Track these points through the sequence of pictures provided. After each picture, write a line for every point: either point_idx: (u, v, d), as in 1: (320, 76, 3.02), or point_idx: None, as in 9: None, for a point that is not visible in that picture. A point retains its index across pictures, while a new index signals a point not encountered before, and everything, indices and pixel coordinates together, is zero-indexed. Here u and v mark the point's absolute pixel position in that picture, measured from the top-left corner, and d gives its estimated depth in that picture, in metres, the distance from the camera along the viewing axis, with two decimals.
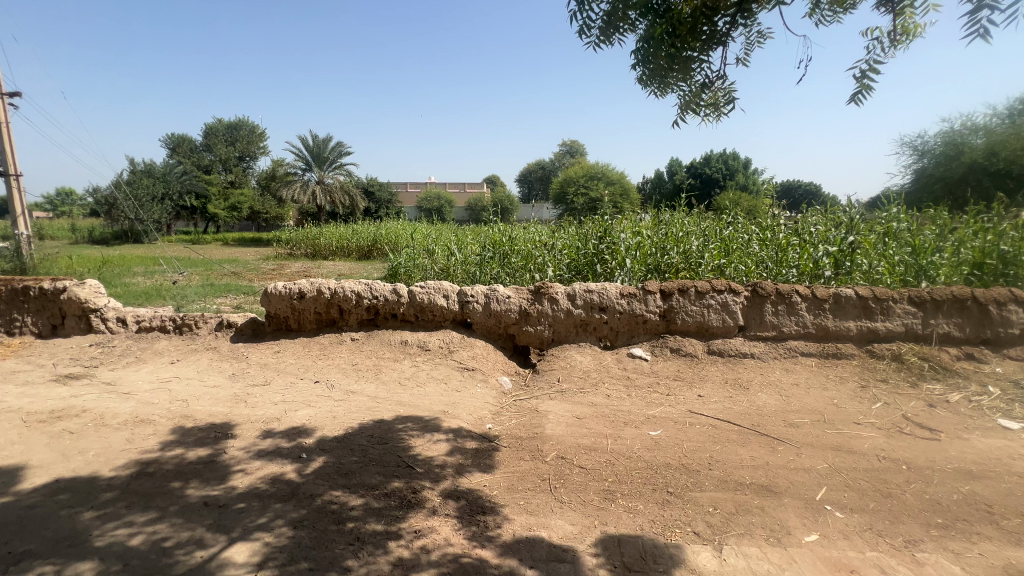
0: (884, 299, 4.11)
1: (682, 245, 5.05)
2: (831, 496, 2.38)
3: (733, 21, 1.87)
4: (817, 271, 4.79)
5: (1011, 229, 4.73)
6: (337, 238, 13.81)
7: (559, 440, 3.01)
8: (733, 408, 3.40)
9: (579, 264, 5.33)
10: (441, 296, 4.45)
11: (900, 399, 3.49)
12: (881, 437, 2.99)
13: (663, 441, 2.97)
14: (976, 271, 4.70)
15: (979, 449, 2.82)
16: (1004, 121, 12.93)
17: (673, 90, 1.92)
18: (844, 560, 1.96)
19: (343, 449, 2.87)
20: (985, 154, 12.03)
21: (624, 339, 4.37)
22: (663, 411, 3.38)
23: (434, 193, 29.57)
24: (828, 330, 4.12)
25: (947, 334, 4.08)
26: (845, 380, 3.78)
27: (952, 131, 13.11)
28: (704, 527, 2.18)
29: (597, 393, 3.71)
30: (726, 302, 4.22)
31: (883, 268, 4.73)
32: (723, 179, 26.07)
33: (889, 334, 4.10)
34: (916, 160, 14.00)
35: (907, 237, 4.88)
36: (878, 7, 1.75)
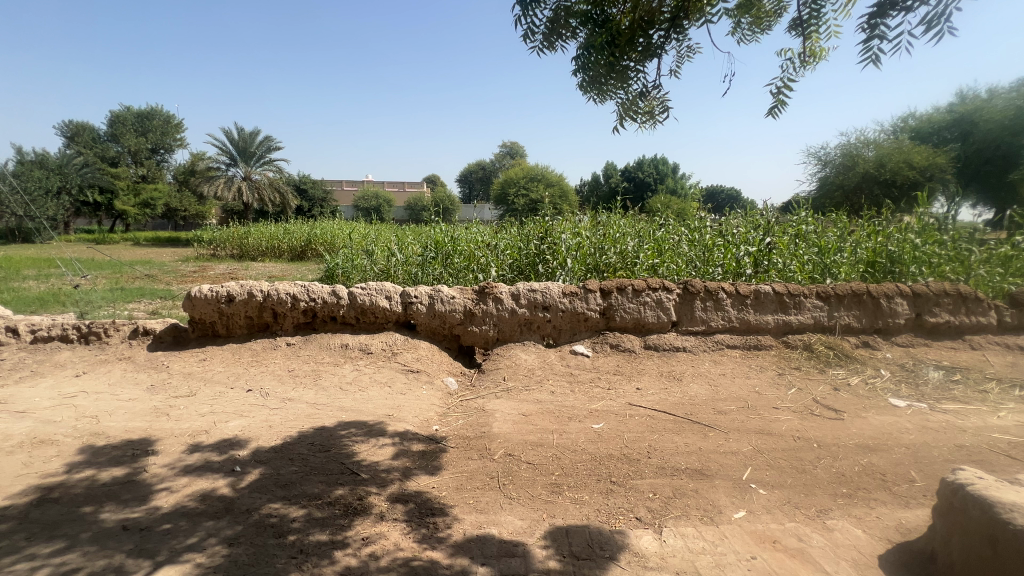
0: (797, 295, 4.54)
1: (619, 245, 5.29)
2: (755, 476, 2.60)
3: (666, 35, 2.00)
4: (739, 270, 5.20)
5: (896, 232, 5.40)
6: (268, 238, 13.03)
7: (506, 438, 3.05)
8: (668, 399, 3.61)
9: (521, 264, 5.42)
10: (383, 297, 4.35)
11: (811, 384, 3.88)
12: (796, 419, 3.31)
13: (605, 433, 3.10)
14: (870, 269, 5.31)
15: (875, 425, 3.21)
16: (889, 136, 14.72)
17: (611, 98, 2.01)
18: (768, 531, 2.14)
19: (281, 459, 2.74)
20: (875, 165, 13.63)
21: (567, 337, 4.50)
22: (604, 405, 3.52)
23: (372, 192, 28.62)
24: (750, 324, 4.48)
25: (848, 325, 4.57)
26: (764, 369, 4.14)
27: (849, 144, 14.70)
28: (645, 512, 2.30)
29: (542, 390, 3.80)
30: (660, 299, 4.48)
31: (796, 266, 5.21)
32: (655, 182, 27.44)
33: (801, 326, 4.53)
34: (820, 169, 15.54)
35: (814, 239, 5.43)
36: (790, 29, 1.93)
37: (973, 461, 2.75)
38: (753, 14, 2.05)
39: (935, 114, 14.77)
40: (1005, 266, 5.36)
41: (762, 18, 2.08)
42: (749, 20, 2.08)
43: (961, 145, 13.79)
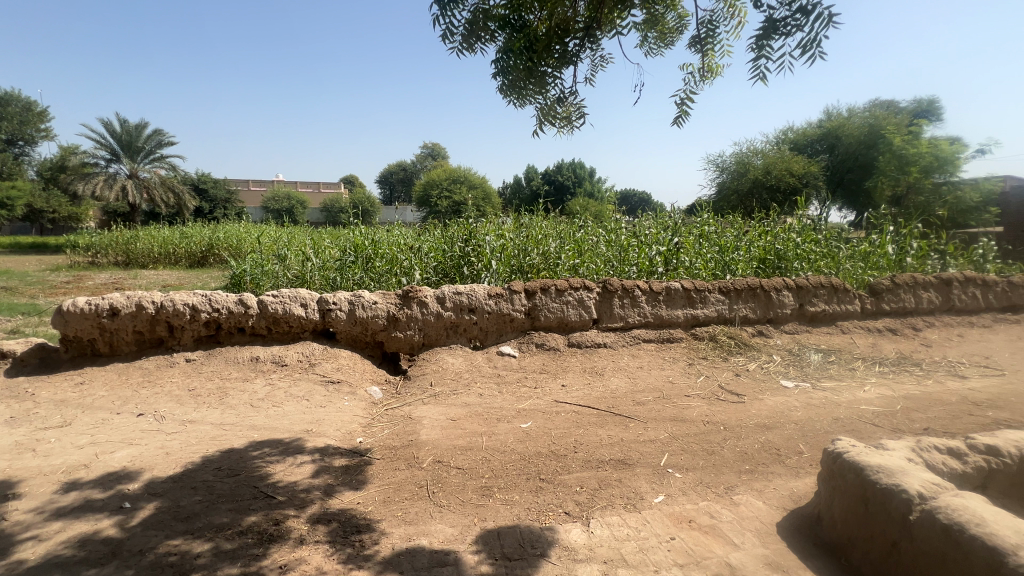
0: (702, 290, 4.94)
1: (542, 246, 5.42)
2: (672, 461, 2.78)
3: (580, 45, 2.08)
4: (652, 268, 5.56)
5: (782, 232, 6.07)
6: (160, 243, 11.67)
7: (434, 445, 2.99)
8: (592, 394, 3.75)
9: (446, 267, 5.36)
10: (298, 305, 4.07)
11: (716, 371, 4.24)
12: (705, 404, 3.59)
13: (533, 431, 3.15)
14: (762, 265, 5.92)
15: (770, 405, 3.58)
16: (773, 146, 16.50)
17: (530, 103, 2.06)
18: (684, 512, 2.30)
19: (181, 489, 2.45)
20: (762, 172, 15.26)
21: (493, 338, 4.52)
22: (532, 404, 3.58)
23: (283, 192, 26.75)
24: (663, 319, 4.80)
25: (746, 316, 5.06)
26: (677, 360, 4.46)
27: (741, 153, 16.31)
28: (573, 505, 2.37)
29: (470, 393, 3.77)
30: (582, 298, 4.66)
31: (701, 265, 5.67)
32: (574, 186, 28.47)
33: (707, 318, 4.94)
34: (718, 175, 17.07)
35: (715, 239, 5.95)
36: (691, 45, 2.10)
37: (847, 431, 3.16)
38: (658, 29, 2.20)
39: (808, 128, 16.86)
40: (865, 261, 6.25)
41: (666, 34, 2.24)
42: (655, 35, 2.23)
43: (829, 156, 15.87)
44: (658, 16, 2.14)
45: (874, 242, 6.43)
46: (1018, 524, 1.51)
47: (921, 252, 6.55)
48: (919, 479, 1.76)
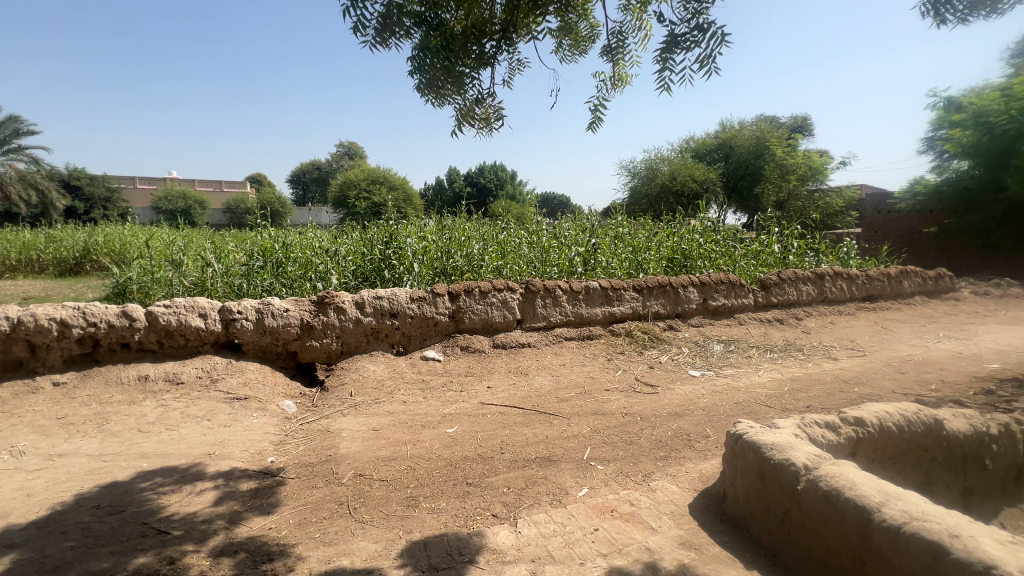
0: (618, 288, 5.21)
1: (465, 248, 5.38)
2: (594, 454, 2.88)
3: (497, 48, 2.09)
4: (572, 268, 5.76)
5: (687, 234, 6.59)
6: (18, 248, 9.95)
7: (355, 458, 2.84)
8: (517, 394, 3.79)
9: (365, 271, 5.13)
10: (196, 315, 3.67)
11: (632, 365, 4.48)
12: (623, 397, 3.77)
13: (459, 436, 3.11)
14: (670, 264, 6.37)
15: (680, 394, 3.85)
16: (677, 154, 17.79)
17: (449, 103, 2.02)
18: (606, 502, 2.39)
19: (46, 536, 2.09)
20: (669, 178, 16.45)
21: (416, 343, 4.41)
22: (458, 408, 3.53)
23: (176, 190, 24.08)
24: (583, 317, 4.99)
25: (658, 312, 5.41)
26: (597, 356, 4.64)
27: (650, 160, 17.45)
28: (501, 507, 2.37)
29: (393, 401, 3.63)
30: (505, 299, 4.69)
31: (617, 264, 5.97)
32: (496, 188, 28.73)
33: (623, 315, 5.20)
34: (630, 180, 18.11)
35: (628, 240, 6.31)
36: (602, 54, 2.19)
37: (745, 413, 3.49)
38: (572, 37, 2.28)
39: (707, 138, 18.46)
40: (756, 259, 6.96)
41: (579, 43, 2.33)
42: (570, 42, 2.30)
43: (724, 164, 17.50)
44: (572, 25, 2.21)
45: (763, 242, 7.22)
46: (882, 484, 1.75)
47: (799, 250, 7.44)
48: (805, 452, 1.97)
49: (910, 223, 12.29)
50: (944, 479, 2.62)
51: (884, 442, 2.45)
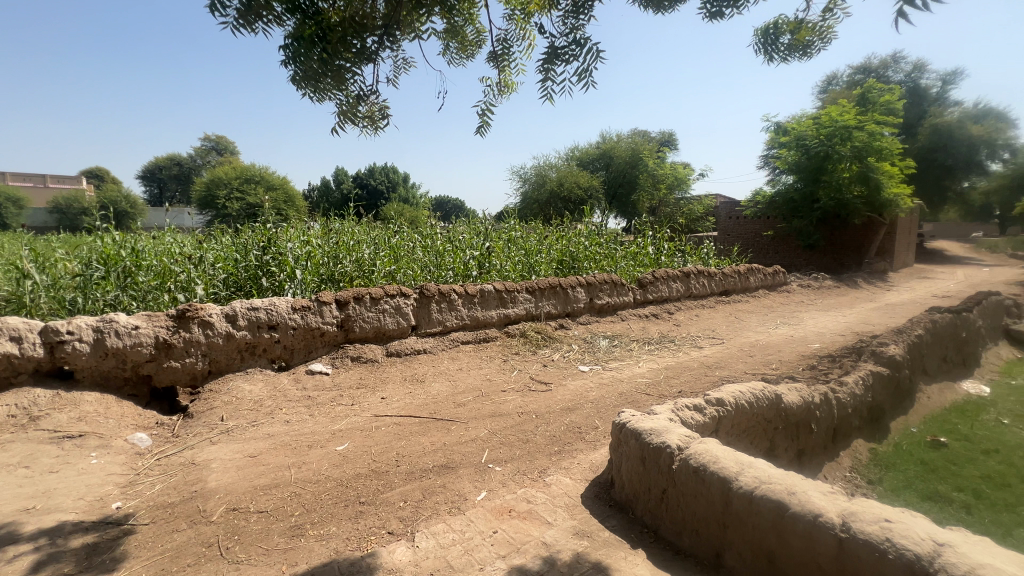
0: (512, 291, 5.34)
1: (354, 253, 5.10)
2: (492, 456, 2.90)
3: (379, 44, 1.98)
4: (467, 272, 5.77)
5: (574, 238, 7.00)
6: None
7: (227, 491, 2.51)
8: (413, 403, 3.67)
9: (239, 279, 4.59)
10: (5, 339, 2.96)
11: (527, 364, 4.61)
12: (519, 397, 3.86)
13: (351, 453, 2.92)
14: (560, 266, 6.70)
15: (572, 390, 4.05)
16: (564, 161, 18.78)
17: (328, 99, 1.86)
18: (505, 503, 2.40)
19: None
20: (557, 184, 17.29)
21: (300, 356, 4.06)
22: (349, 423, 3.31)
23: None
24: (479, 320, 5.02)
25: (549, 312, 5.65)
26: (493, 358, 4.69)
27: (539, 166, 18.18)
28: (397, 523, 2.26)
29: (273, 422, 3.29)
30: (398, 305, 4.53)
31: (511, 267, 6.11)
32: (387, 190, 27.73)
33: (517, 317, 5.35)
34: (521, 185, 18.65)
35: (521, 243, 6.51)
36: (488, 61, 2.21)
37: (629, 402, 3.78)
38: (458, 40, 2.27)
39: (590, 148, 19.76)
40: (635, 260, 7.63)
41: (466, 47, 2.32)
42: (456, 45, 2.29)
43: (605, 173, 18.91)
44: (458, 28, 2.19)
45: (640, 245, 7.95)
46: (738, 455, 2.00)
47: (670, 251, 8.31)
48: (678, 434, 2.18)
49: (753, 228, 14.42)
50: (784, 445, 3.09)
51: (739, 418, 2.82)
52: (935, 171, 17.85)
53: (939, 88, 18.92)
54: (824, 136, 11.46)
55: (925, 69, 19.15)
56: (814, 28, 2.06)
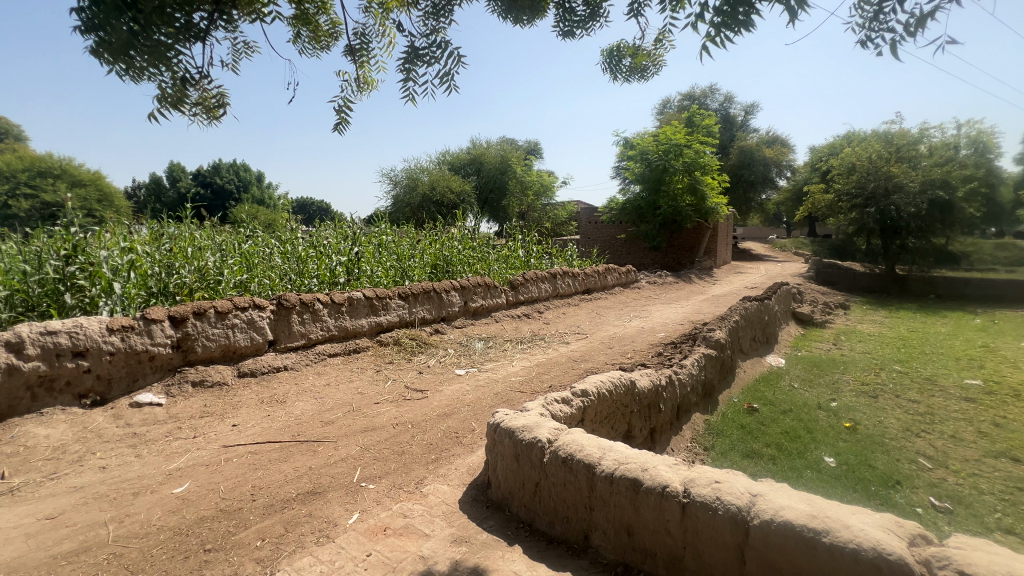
0: (383, 297, 5.13)
1: (196, 261, 4.39)
2: (365, 474, 2.72)
3: (208, 18, 1.61)
4: (334, 279, 5.38)
5: (447, 242, 6.99)
6: None
7: (9, 568, 1.94)
8: (272, 426, 3.28)
9: (30, 297, 3.54)
10: None
11: (402, 373, 4.44)
12: (393, 407, 3.70)
13: (192, 494, 2.49)
14: (434, 270, 6.63)
15: (448, 395, 4.01)
16: (435, 165, 18.63)
17: (157, 82, 1.37)
18: (380, 522, 2.27)
19: None
20: (429, 188, 17.09)
21: (122, 388, 3.36)
22: (189, 459, 2.83)
23: None
24: (347, 330, 4.71)
25: (423, 317, 5.55)
26: (364, 369, 4.43)
27: (410, 169, 17.77)
28: (252, 566, 1.98)
29: (82, 471, 2.65)
30: (252, 318, 4.04)
31: (382, 273, 5.85)
32: (236, 190, 24.57)
33: (390, 324, 5.15)
34: (392, 188, 18.01)
35: (393, 247, 6.31)
36: (345, 54, 2.02)
37: (504, 401, 3.87)
38: (311, 28, 2.07)
39: (461, 152, 19.90)
40: (507, 262, 7.89)
41: (320, 37, 2.11)
42: (308, 34, 2.08)
43: (477, 177, 19.24)
44: (308, 15, 2.00)
45: (510, 248, 8.23)
46: (600, 441, 2.16)
47: (538, 253, 8.76)
48: (547, 428, 2.28)
49: (609, 231, 15.94)
50: (639, 425, 3.45)
51: (601, 405, 3.07)
52: (742, 185, 21.73)
53: (743, 117, 23.10)
54: (662, 151, 13.22)
55: (733, 100, 23.23)
56: (648, 55, 2.32)
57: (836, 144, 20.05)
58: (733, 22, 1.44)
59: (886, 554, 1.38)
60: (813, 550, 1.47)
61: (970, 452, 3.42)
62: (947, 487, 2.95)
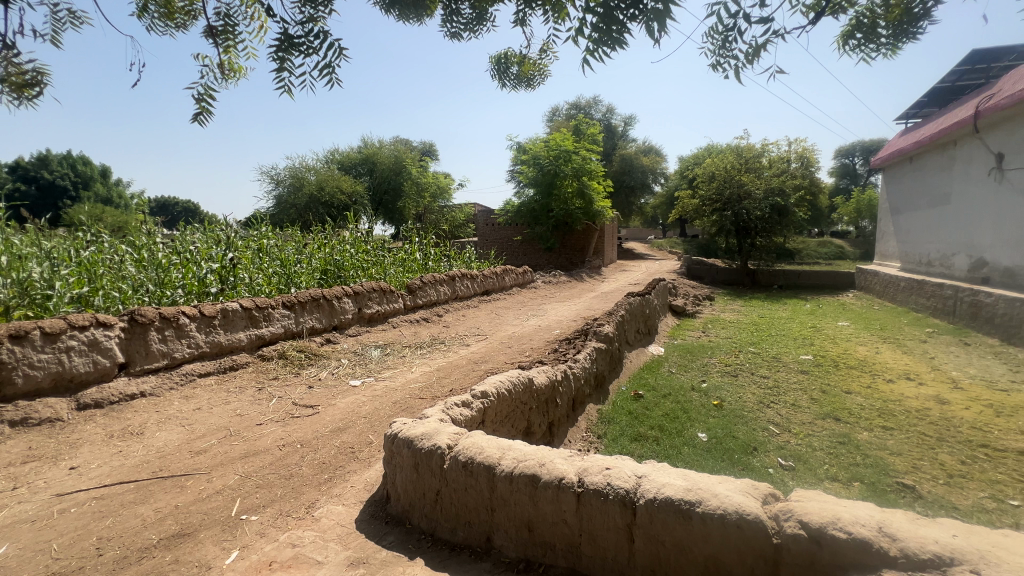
0: (265, 307, 4.68)
1: (15, 272, 3.61)
2: (246, 505, 2.43)
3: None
4: (204, 289, 4.76)
5: (338, 246, 6.61)
6: None
7: None
8: (125, 464, 2.79)
9: None
10: None
11: (289, 389, 4.06)
12: (279, 428, 3.37)
13: (11, 559, 2.01)
14: (324, 276, 6.19)
15: (342, 408, 3.76)
16: (323, 164, 17.50)
17: None
18: (265, 556, 2.04)
19: None
20: (317, 188, 15.97)
21: None
22: (6, 516, 2.29)
23: None
24: (222, 346, 4.22)
25: (312, 327, 5.16)
26: (244, 388, 3.97)
27: (294, 167, 16.46)
28: None
29: None
30: (95, 338, 3.42)
31: (263, 280, 5.32)
32: (72, 187, 20.67)
33: (273, 336, 4.71)
34: (274, 188, 16.51)
35: (275, 253, 5.81)
36: (204, 35, 1.77)
37: (403, 410, 3.73)
38: (162, 3, 1.80)
39: (351, 151, 18.94)
40: (404, 265, 7.65)
41: (175, 14, 1.84)
42: (159, 9, 1.80)
43: (369, 178, 18.50)
44: None
45: (407, 251, 8.00)
46: (500, 441, 2.18)
47: (436, 256, 8.64)
48: (447, 434, 2.25)
49: (505, 233, 16.26)
50: (538, 421, 3.57)
51: (501, 405, 3.12)
52: (624, 190, 23.62)
53: (623, 127, 25.11)
54: (553, 156, 13.85)
55: (614, 112, 25.14)
56: (535, 64, 2.39)
57: (699, 155, 22.76)
58: (608, 39, 1.54)
59: (746, 515, 1.58)
60: (689, 520, 1.63)
61: (806, 417, 4.08)
62: (791, 448, 3.49)
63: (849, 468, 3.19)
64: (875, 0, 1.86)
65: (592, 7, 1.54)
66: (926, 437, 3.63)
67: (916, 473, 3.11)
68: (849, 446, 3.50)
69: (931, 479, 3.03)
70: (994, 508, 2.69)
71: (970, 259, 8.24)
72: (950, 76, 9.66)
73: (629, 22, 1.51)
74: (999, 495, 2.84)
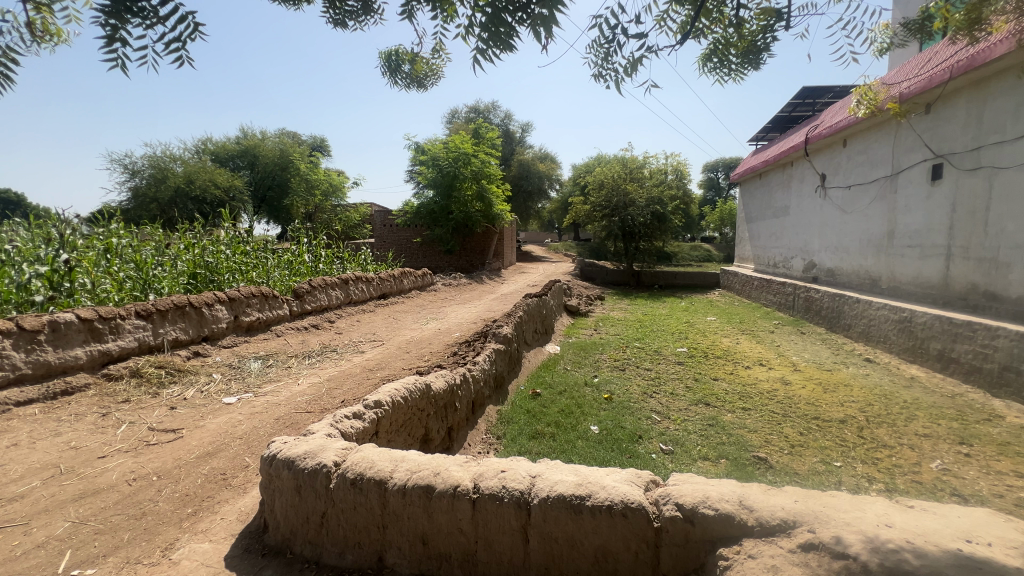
0: (111, 318, 3.98)
1: None
2: (78, 558, 2.01)
3: None
4: (28, 297, 3.90)
5: (209, 246, 5.87)
6: None
7: None
8: None
9: None
10: None
11: (144, 412, 3.47)
12: (129, 458, 2.86)
13: None
14: (192, 280, 5.44)
15: (212, 430, 3.30)
16: (192, 156, 15.55)
17: None
18: None
19: None
20: (184, 180, 14.08)
21: None
22: None
23: None
24: (50, 366, 3.49)
25: (175, 339, 4.49)
26: (81, 416, 3.30)
27: (156, 156, 14.36)
28: None
29: None
30: None
31: (112, 285, 4.53)
32: None
33: (122, 352, 4.01)
34: (129, 178, 14.22)
35: (128, 254, 5.00)
36: None
37: (287, 426, 3.40)
38: None
39: (228, 143, 17.12)
40: (289, 268, 7.02)
41: None
42: None
43: (250, 173, 16.88)
44: None
45: (293, 253, 7.37)
46: (393, 453, 2.07)
47: (327, 258, 8.07)
48: (334, 450, 2.08)
49: (404, 235, 15.75)
50: (435, 427, 3.48)
51: (395, 414, 2.98)
52: (522, 195, 24.35)
53: (521, 133, 25.86)
54: (452, 158, 13.77)
55: (511, 118, 25.74)
56: (425, 64, 2.33)
57: (589, 164, 24.32)
58: (498, 40, 1.55)
59: (630, 503, 1.68)
60: (579, 514, 1.69)
61: (683, 403, 4.51)
62: (670, 434, 3.82)
63: (717, 447, 3.58)
64: (728, 31, 2.12)
65: (481, 7, 1.54)
66: (775, 414, 4.22)
67: (768, 446, 3.60)
68: (716, 427, 3.95)
69: (778, 450, 3.53)
70: (823, 470, 3.21)
71: (804, 261, 9.80)
72: (788, 107, 11.43)
73: (517, 25, 1.53)
74: (827, 458, 3.39)
